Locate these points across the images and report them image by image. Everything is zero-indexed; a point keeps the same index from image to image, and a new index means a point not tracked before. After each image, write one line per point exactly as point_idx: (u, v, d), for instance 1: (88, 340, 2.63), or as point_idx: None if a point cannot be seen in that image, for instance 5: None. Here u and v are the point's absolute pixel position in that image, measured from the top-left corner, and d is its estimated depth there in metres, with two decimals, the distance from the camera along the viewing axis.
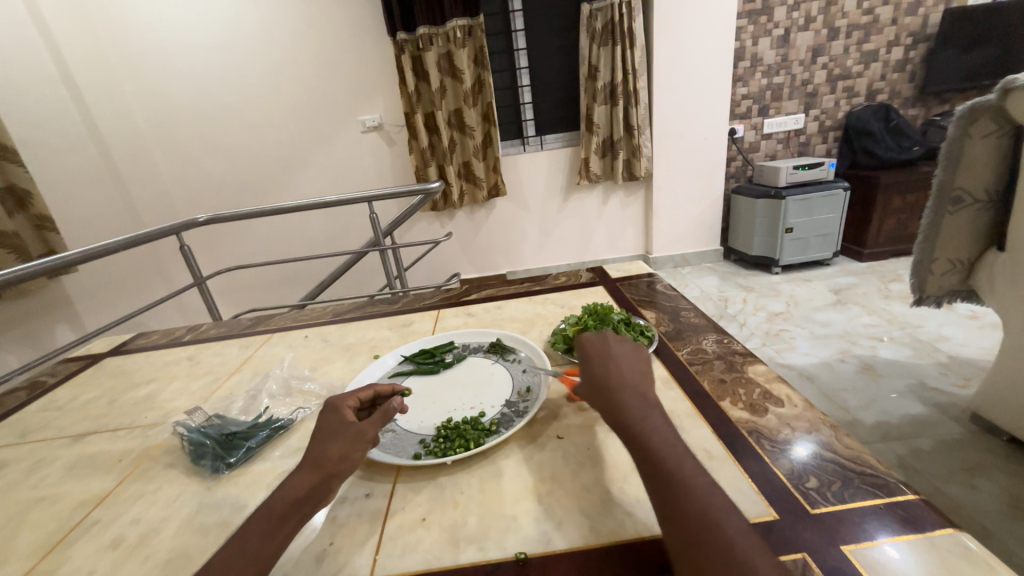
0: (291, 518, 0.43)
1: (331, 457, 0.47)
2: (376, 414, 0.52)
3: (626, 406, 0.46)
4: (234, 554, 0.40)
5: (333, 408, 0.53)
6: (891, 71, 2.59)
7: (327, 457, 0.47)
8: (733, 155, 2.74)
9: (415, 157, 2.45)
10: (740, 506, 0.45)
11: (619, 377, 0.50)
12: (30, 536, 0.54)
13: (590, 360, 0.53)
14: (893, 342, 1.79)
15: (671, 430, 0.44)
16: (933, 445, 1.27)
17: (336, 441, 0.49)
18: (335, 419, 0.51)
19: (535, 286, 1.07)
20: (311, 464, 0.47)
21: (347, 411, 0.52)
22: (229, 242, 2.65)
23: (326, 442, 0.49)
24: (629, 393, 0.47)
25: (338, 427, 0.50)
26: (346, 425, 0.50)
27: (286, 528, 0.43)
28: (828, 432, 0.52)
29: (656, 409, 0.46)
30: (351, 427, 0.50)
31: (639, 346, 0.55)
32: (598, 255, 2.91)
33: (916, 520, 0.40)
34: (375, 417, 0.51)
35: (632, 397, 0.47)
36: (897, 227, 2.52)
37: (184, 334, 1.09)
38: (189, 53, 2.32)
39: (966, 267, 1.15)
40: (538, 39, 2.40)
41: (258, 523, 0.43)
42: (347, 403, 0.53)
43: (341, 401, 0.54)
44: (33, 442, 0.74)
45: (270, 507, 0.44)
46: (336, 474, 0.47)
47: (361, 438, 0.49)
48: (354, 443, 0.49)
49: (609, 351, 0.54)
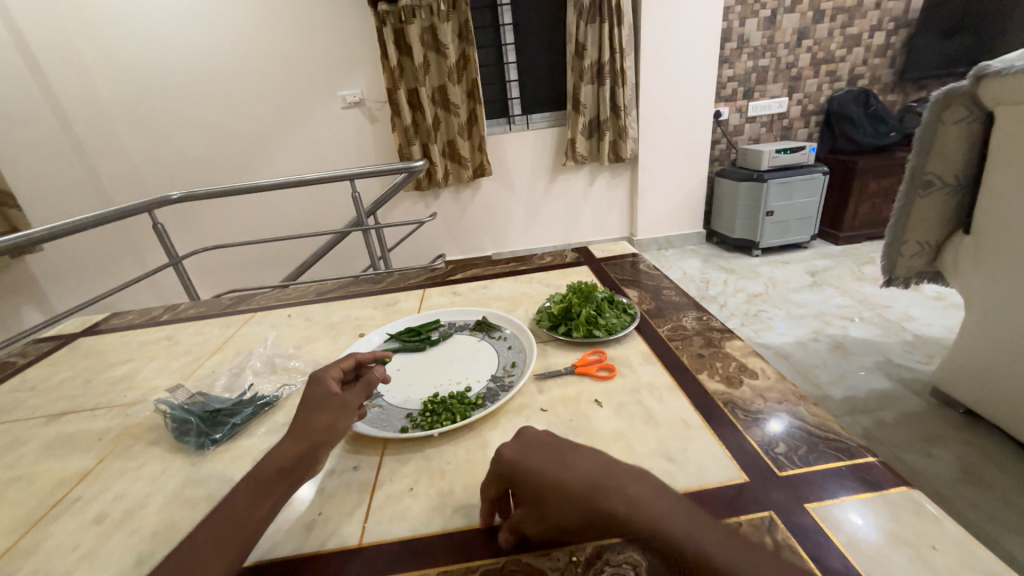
0: (280, 484, 0.44)
1: (319, 427, 0.49)
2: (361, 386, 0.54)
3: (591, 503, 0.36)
4: (225, 518, 0.41)
5: (317, 379, 0.53)
6: (873, 56, 2.62)
7: (316, 427, 0.48)
8: (718, 138, 2.76)
9: (398, 135, 2.40)
10: (715, 470, 0.47)
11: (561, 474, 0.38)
12: (9, 515, 0.53)
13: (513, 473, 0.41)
14: (864, 322, 1.86)
15: (644, 486, 0.36)
16: (897, 418, 1.35)
17: (323, 411, 0.50)
18: (320, 391, 0.52)
19: (520, 265, 1.07)
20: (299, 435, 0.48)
21: (331, 381, 0.53)
22: (205, 221, 2.57)
23: (312, 414, 0.50)
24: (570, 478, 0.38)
25: (323, 397, 0.51)
26: (332, 396, 0.51)
27: (275, 496, 0.44)
28: (797, 402, 0.55)
29: (612, 469, 0.38)
30: (337, 398, 0.51)
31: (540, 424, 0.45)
32: (583, 237, 2.92)
33: (874, 479, 0.43)
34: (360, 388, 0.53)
35: (584, 475, 0.37)
36: (873, 211, 2.60)
37: (161, 314, 1.06)
38: (157, 19, 2.19)
39: (934, 249, 1.20)
40: (525, 14, 2.35)
41: (245, 490, 0.44)
42: (330, 374, 0.54)
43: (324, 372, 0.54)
44: (7, 422, 0.72)
45: (257, 473, 0.45)
46: (323, 443, 0.48)
47: (348, 408, 0.51)
48: (342, 414, 0.51)
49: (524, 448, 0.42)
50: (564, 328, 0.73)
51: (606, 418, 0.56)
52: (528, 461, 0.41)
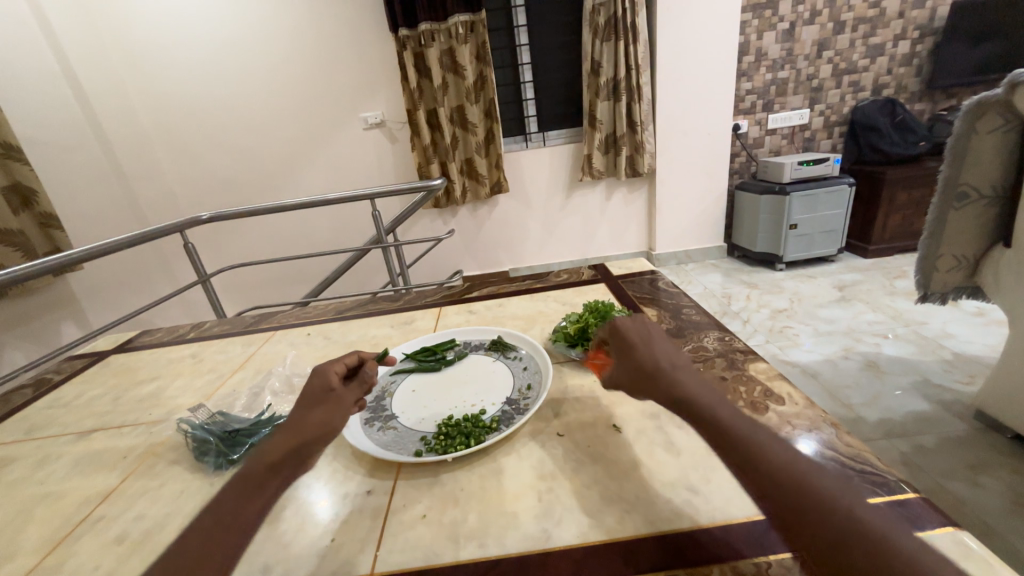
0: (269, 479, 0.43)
1: (309, 424, 0.49)
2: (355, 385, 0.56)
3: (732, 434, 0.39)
4: (210, 524, 0.40)
5: (319, 373, 0.54)
6: (897, 66, 2.56)
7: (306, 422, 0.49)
8: (737, 151, 2.72)
9: (417, 154, 2.45)
10: (739, 503, 0.45)
11: (657, 362, 0.47)
12: (36, 532, 0.54)
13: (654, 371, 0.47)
14: (898, 340, 1.78)
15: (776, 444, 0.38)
16: (937, 442, 1.27)
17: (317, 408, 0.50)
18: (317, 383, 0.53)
19: (536, 283, 1.07)
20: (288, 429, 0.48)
21: (331, 376, 0.54)
22: (233, 240, 2.66)
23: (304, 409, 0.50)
24: (671, 366, 0.46)
25: (320, 394, 0.52)
26: (326, 393, 0.52)
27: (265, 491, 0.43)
28: (828, 431, 0.52)
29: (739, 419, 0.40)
30: (328, 392, 0.52)
31: (662, 337, 0.51)
32: (600, 251, 2.90)
33: (916, 518, 0.40)
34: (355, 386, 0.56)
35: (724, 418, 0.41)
36: (903, 223, 2.50)
37: (188, 332, 1.09)
38: (193, 50, 2.33)
39: (972, 264, 1.13)
40: (541, 35, 2.39)
41: (234, 490, 0.42)
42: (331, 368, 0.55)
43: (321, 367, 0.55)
44: (39, 439, 0.75)
45: (246, 474, 0.44)
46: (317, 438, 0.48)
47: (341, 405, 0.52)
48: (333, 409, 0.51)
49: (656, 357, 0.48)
50: (580, 348, 0.72)
51: (625, 445, 0.54)
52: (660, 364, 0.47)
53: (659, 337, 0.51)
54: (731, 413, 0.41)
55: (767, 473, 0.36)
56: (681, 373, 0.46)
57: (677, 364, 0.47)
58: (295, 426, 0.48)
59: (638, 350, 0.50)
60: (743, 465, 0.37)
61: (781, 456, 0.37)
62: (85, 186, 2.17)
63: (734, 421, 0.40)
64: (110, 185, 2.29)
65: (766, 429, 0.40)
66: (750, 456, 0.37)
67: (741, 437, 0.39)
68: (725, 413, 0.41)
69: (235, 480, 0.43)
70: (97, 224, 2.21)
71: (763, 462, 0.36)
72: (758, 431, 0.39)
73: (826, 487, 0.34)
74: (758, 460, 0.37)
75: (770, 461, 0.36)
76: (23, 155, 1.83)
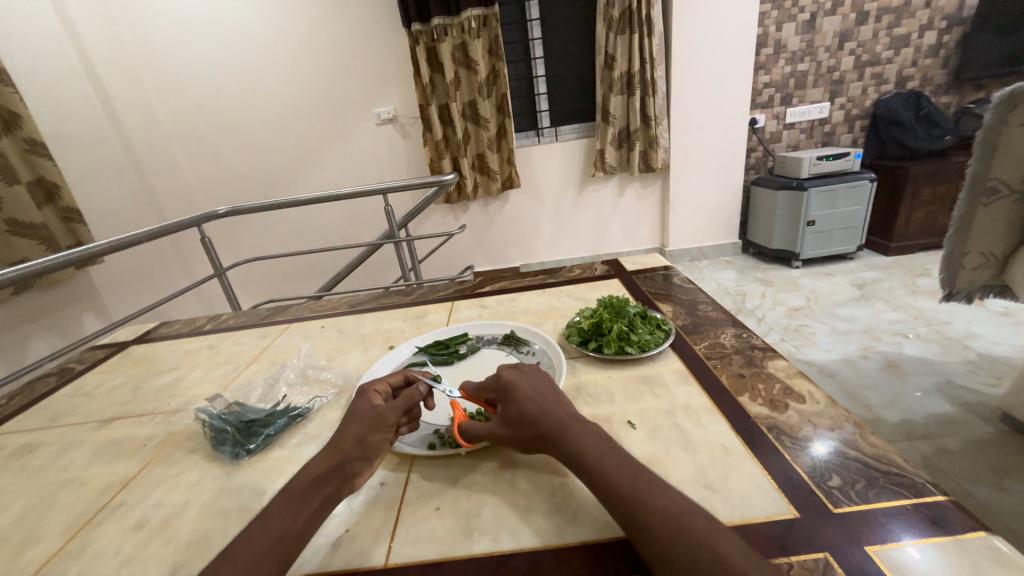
0: (313, 496, 0.45)
1: (349, 441, 0.49)
2: (402, 398, 0.53)
3: (654, 504, 0.38)
4: (258, 535, 0.42)
5: (362, 392, 0.55)
6: (923, 57, 2.48)
7: (345, 439, 0.49)
8: (754, 145, 2.66)
9: (429, 150, 2.45)
10: (759, 502, 0.43)
11: (543, 414, 0.48)
12: (60, 517, 0.56)
13: (540, 422, 0.48)
14: (920, 339, 1.73)
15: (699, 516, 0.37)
16: (961, 445, 1.23)
17: (355, 424, 0.50)
18: (361, 401, 0.53)
19: (548, 278, 1.06)
20: (331, 445, 0.49)
21: (374, 395, 0.54)
22: (247, 234, 2.70)
23: (348, 424, 0.51)
24: (546, 411, 0.48)
25: (363, 410, 0.52)
26: (369, 409, 0.52)
27: (309, 508, 0.44)
28: (851, 430, 0.51)
29: (653, 485, 0.40)
30: (371, 408, 0.52)
31: (534, 379, 0.53)
32: (612, 248, 2.88)
33: (943, 520, 0.39)
34: (398, 402, 0.53)
35: (638, 485, 0.40)
36: (926, 219, 2.43)
37: (205, 324, 1.11)
38: (209, 47, 2.35)
39: (1000, 262, 1.08)
40: (554, 29, 2.37)
41: (280, 505, 0.44)
42: (375, 387, 0.55)
43: (367, 384, 0.56)
44: (62, 426, 0.77)
45: (290, 489, 0.46)
46: (355, 454, 0.48)
47: (382, 422, 0.50)
48: (373, 428, 0.50)
49: (539, 407, 0.49)
50: (594, 343, 0.71)
51: (640, 442, 0.53)
52: (544, 415, 0.48)
53: (527, 381, 0.52)
54: (619, 462, 0.43)
55: (644, 521, 0.38)
56: (557, 420, 0.47)
57: (547, 410, 0.49)
58: (334, 446, 0.49)
59: (514, 402, 0.50)
60: (621, 513, 0.39)
61: (659, 502, 0.39)
62: (106, 181, 2.22)
63: (616, 471, 0.42)
64: (129, 180, 2.34)
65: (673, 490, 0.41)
66: (630, 505, 0.39)
67: (625, 484, 0.41)
68: (608, 464, 0.43)
69: (279, 497, 0.45)
70: (116, 219, 2.25)
71: (644, 512, 0.38)
72: (643, 477, 0.41)
73: (698, 528, 0.36)
74: (637, 509, 0.38)
75: (648, 509, 0.38)
76: (48, 151, 1.88)
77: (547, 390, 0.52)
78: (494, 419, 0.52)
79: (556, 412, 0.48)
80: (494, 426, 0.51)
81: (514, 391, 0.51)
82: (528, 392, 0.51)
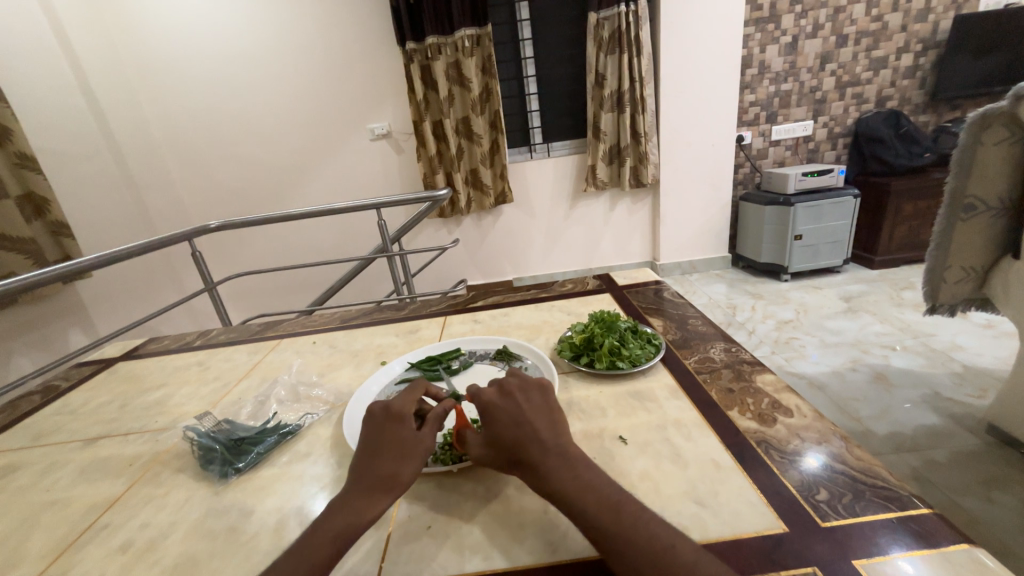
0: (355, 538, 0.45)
1: (404, 480, 0.49)
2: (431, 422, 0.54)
3: (636, 538, 0.39)
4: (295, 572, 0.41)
5: (394, 415, 0.53)
6: (901, 78, 2.57)
7: (399, 478, 0.48)
8: (741, 162, 2.73)
9: (423, 164, 2.48)
10: (749, 517, 0.44)
11: (525, 436, 0.48)
12: (42, 540, 0.54)
13: (522, 444, 0.48)
14: (906, 352, 1.76)
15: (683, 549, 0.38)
16: (949, 457, 1.25)
17: (409, 460, 0.50)
18: (402, 430, 0.52)
19: (541, 292, 1.07)
20: (382, 485, 0.48)
21: (410, 420, 0.53)
22: (239, 248, 2.69)
23: (397, 459, 0.50)
24: (525, 437, 0.48)
25: (406, 440, 0.51)
26: (413, 439, 0.51)
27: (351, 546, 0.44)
28: (838, 443, 0.52)
29: (641, 517, 0.41)
30: (415, 437, 0.52)
31: (523, 395, 0.53)
32: (605, 262, 2.90)
33: (930, 535, 0.40)
34: (434, 427, 0.53)
35: (623, 520, 0.40)
36: (909, 234, 2.49)
37: (195, 339, 1.10)
38: (204, 63, 2.38)
39: (980, 275, 1.11)
40: (545, 49, 2.43)
41: (322, 541, 0.43)
42: (407, 409, 0.53)
43: (399, 406, 0.54)
44: (45, 445, 0.75)
45: (336, 526, 0.45)
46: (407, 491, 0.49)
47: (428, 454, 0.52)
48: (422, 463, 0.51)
49: (523, 429, 0.49)
50: (585, 359, 0.71)
51: (632, 457, 0.53)
52: (525, 439, 0.48)
53: (513, 402, 0.52)
54: (598, 492, 0.43)
55: (628, 555, 0.38)
56: (538, 450, 0.47)
57: (527, 438, 0.48)
58: (384, 482, 0.48)
59: (493, 427, 0.50)
60: (603, 548, 0.39)
61: (642, 537, 0.39)
62: (96, 195, 2.20)
63: (595, 504, 0.42)
64: (120, 194, 2.32)
65: (650, 518, 0.41)
66: (612, 540, 0.39)
67: (607, 518, 0.41)
68: (589, 496, 0.43)
69: (317, 533, 0.44)
70: (108, 233, 2.24)
71: (625, 547, 0.38)
72: (624, 508, 0.42)
73: (683, 565, 0.37)
74: (619, 545, 0.39)
75: (630, 543, 0.39)
76: (38, 164, 1.87)
77: (531, 411, 0.51)
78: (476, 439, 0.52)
79: (534, 438, 0.48)
80: (475, 445, 0.51)
81: (494, 413, 0.51)
82: (509, 414, 0.51)
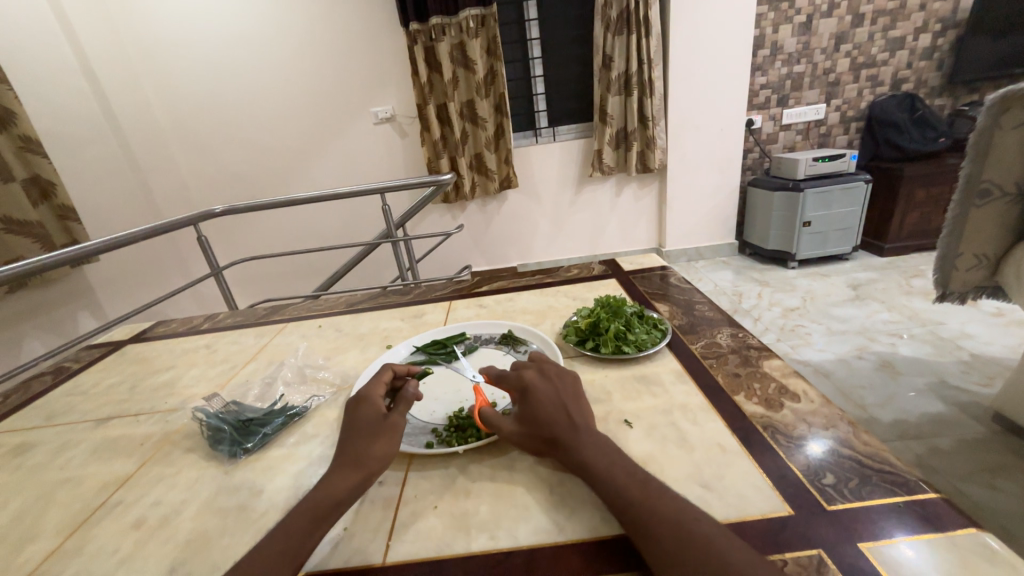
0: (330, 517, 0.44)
1: (374, 459, 0.49)
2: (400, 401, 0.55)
3: (662, 511, 0.39)
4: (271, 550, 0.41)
5: (362, 400, 0.54)
6: (918, 59, 2.50)
7: (369, 456, 0.49)
8: (750, 146, 2.68)
9: (427, 149, 2.45)
10: (753, 500, 0.44)
11: (563, 417, 0.49)
12: (57, 516, 0.56)
13: (559, 424, 0.49)
14: (914, 340, 1.74)
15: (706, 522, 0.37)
16: (954, 444, 1.24)
17: (377, 439, 0.50)
18: (367, 413, 0.53)
19: (546, 278, 1.07)
20: (351, 464, 0.48)
21: (377, 402, 0.54)
22: (244, 233, 2.69)
23: (365, 439, 0.50)
24: (563, 418, 0.49)
25: (372, 421, 0.52)
26: (380, 420, 0.52)
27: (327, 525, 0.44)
28: (846, 429, 0.52)
29: (668, 493, 0.41)
30: (384, 418, 0.52)
31: (562, 380, 0.54)
32: (610, 248, 2.88)
33: (936, 518, 0.40)
34: (402, 405, 0.54)
35: (649, 495, 0.40)
36: (920, 220, 2.45)
37: (203, 323, 1.11)
38: (205, 45, 2.34)
39: (992, 262, 1.09)
40: (552, 29, 2.37)
41: (297, 519, 0.43)
42: (374, 393, 0.55)
43: (366, 391, 0.55)
44: (58, 425, 0.76)
45: (310, 504, 0.45)
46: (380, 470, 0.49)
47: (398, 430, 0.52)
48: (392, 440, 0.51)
49: (562, 410, 0.50)
50: (591, 343, 0.71)
51: (637, 441, 0.53)
52: (563, 419, 0.49)
53: (552, 385, 0.53)
54: (628, 470, 0.43)
55: (653, 525, 0.38)
56: (574, 429, 0.48)
57: (565, 418, 0.49)
58: (354, 462, 0.49)
59: (532, 406, 0.51)
60: (629, 519, 0.39)
61: (668, 509, 0.39)
62: (100, 179, 2.19)
63: (623, 479, 0.42)
64: (125, 178, 2.32)
65: (676, 495, 0.41)
66: (638, 512, 0.39)
67: (636, 492, 0.41)
68: (618, 472, 0.43)
69: (292, 513, 0.44)
70: (115, 217, 2.25)
71: (650, 517, 0.38)
72: (653, 485, 0.42)
73: (703, 534, 0.36)
74: (645, 516, 0.39)
75: (657, 515, 0.38)
76: (42, 148, 1.86)
77: (569, 395, 0.52)
78: (510, 419, 0.52)
79: (571, 419, 0.49)
80: (507, 423, 0.52)
81: (534, 393, 0.52)
82: (548, 397, 0.52)
